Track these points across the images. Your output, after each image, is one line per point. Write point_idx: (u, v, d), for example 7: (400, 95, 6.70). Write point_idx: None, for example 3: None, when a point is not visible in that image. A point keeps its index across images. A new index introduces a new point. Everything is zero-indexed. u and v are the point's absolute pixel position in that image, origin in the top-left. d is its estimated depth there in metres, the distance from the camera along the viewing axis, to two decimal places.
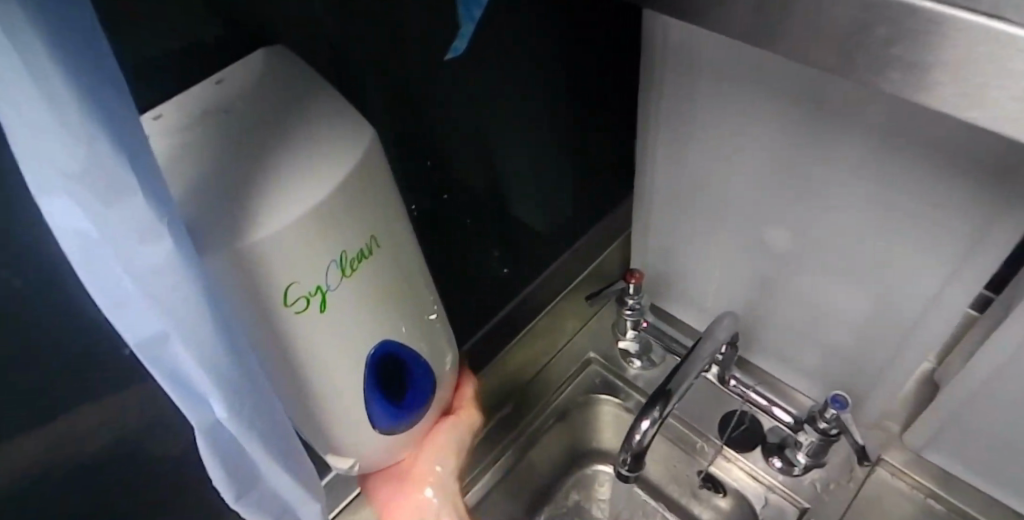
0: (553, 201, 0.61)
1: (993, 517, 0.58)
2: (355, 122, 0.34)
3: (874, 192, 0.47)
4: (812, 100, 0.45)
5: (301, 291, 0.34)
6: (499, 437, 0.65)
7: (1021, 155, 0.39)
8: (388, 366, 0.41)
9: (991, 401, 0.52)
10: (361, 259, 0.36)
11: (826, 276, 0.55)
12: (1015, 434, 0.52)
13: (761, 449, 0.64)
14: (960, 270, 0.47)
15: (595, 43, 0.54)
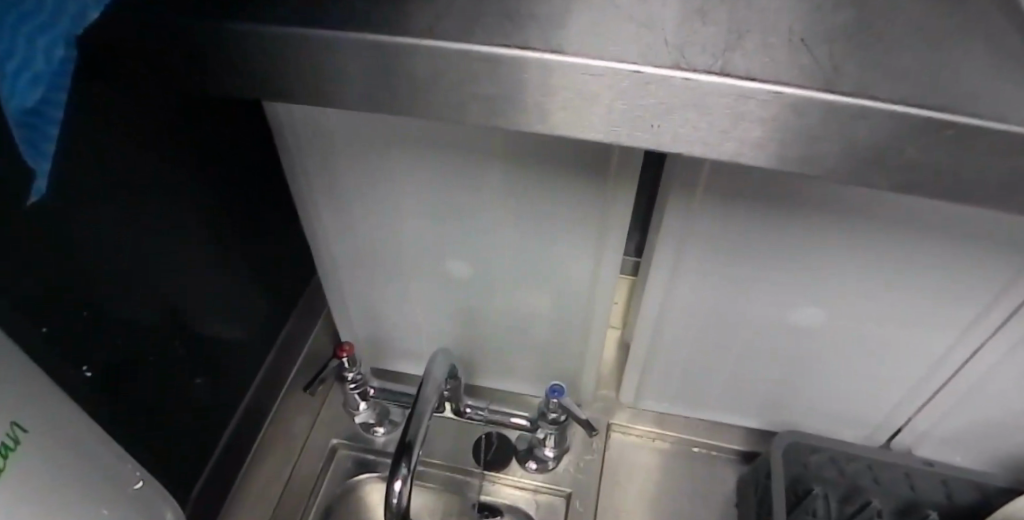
0: (229, 307, 0.57)
1: (701, 433, 0.70)
2: None
3: (521, 207, 0.53)
4: (445, 146, 0.49)
5: None
6: None
7: (610, 150, 0.47)
8: None
9: (666, 344, 0.62)
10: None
11: (510, 289, 0.61)
12: (690, 363, 0.64)
13: (516, 460, 0.67)
14: (604, 249, 0.55)
15: (220, 142, 0.52)
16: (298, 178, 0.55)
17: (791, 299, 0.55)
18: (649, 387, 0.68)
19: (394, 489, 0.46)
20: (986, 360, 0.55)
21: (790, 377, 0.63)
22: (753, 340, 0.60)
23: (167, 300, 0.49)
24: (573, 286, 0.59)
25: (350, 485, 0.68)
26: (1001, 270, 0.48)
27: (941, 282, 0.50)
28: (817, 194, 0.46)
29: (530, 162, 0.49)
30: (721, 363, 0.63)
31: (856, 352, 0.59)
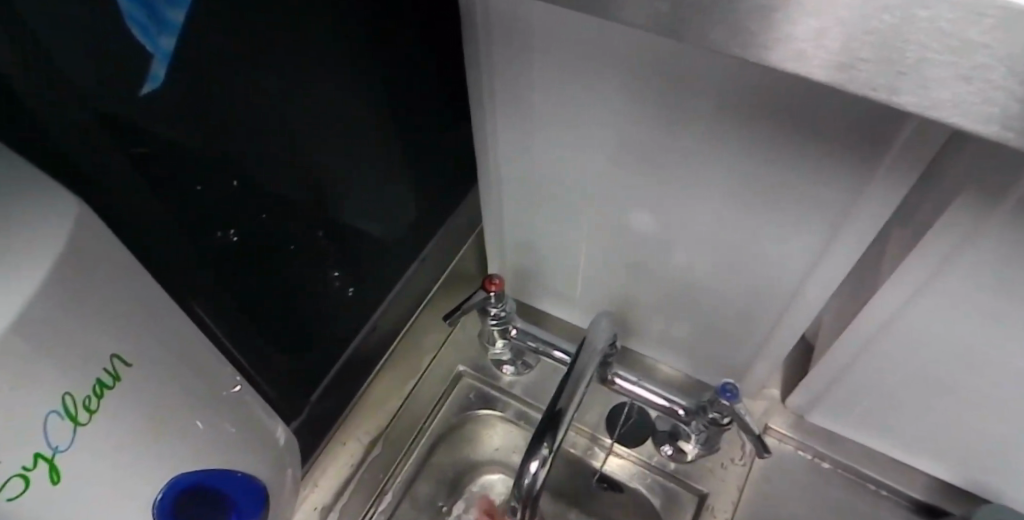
0: (371, 200, 0.52)
1: (875, 464, 0.59)
2: (52, 222, 0.24)
3: (738, 170, 0.42)
4: (657, 74, 0.39)
5: (7, 472, 0.23)
6: (375, 481, 0.58)
7: (891, 119, 0.34)
8: (192, 505, 0.33)
9: (868, 362, 0.51)
10: (101, 394, 0.27)
11: (693, 256, 0.51)
12: (887, 393, 0.52)
13: (652, 442, 0.60)
14: (835, 241, 0.43)
15: (387, 17, 0.45)
16: (477, 79, 0.47)
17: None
18: (828, 403, 0.57)
19: (529, 469, 0.41)
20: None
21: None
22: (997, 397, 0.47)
23: (302, 185, 0.45)
24: (774, 275, 0.48)
25: (471, 417, 0.63)
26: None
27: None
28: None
29: (775, 119, 0.38)
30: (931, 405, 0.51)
31: None
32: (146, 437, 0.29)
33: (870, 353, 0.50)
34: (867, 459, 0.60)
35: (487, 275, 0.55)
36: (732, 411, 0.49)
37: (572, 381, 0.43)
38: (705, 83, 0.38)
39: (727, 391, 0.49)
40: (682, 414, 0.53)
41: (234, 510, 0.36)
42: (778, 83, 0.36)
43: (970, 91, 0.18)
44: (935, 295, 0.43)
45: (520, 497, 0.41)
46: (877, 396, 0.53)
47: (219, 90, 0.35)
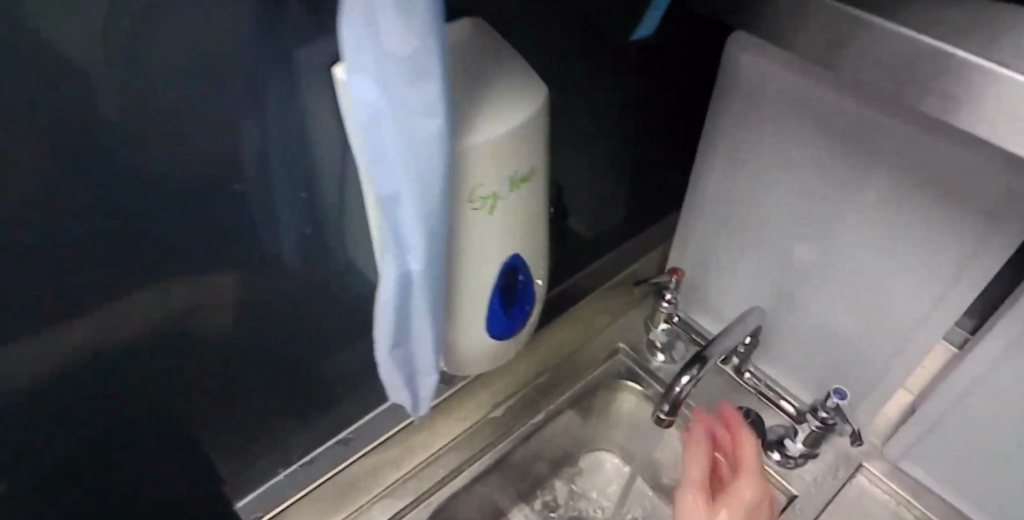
0: (614, 192, 0.71)
1: None
2: (537, 85, 0.41)
3: (893, 220, 0.57)
4: (850, 138, 0.56)
5: (484, 193, 0.41)
6: (534, 400, 0.75)
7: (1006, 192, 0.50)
8: (508, 279, 0.48)
9: (964, 411, 0.61)
10: (523, 180, 0.42)
11: (840, 294, 0.65)
12: (977, 446, 0.62)
13: (761, 443, 0.70)
14: (948, 292, 0.58)
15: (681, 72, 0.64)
16: (714, 121, 0.66)
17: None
18: (928, 446, 0.66)
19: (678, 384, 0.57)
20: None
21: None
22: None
23: (588, 164, 0.63)
24: (905, 308, 0.61)
25: (616, 383, 0.79)
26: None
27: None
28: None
29: (935, 170, 0.52)
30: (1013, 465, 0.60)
31: None
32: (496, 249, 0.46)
33: (966, 402, 0.61)
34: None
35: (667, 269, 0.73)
36: (838, 409, 0.63)
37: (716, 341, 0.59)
38: (887, 147, 0.54)
39: (837, 395, 0.63)
40: (795, 413, 0.68)
41: (520, 303, 0.50)
42: (941, 150, 0.51)
43: None
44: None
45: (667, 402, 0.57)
46: (968, 445, 0.63)
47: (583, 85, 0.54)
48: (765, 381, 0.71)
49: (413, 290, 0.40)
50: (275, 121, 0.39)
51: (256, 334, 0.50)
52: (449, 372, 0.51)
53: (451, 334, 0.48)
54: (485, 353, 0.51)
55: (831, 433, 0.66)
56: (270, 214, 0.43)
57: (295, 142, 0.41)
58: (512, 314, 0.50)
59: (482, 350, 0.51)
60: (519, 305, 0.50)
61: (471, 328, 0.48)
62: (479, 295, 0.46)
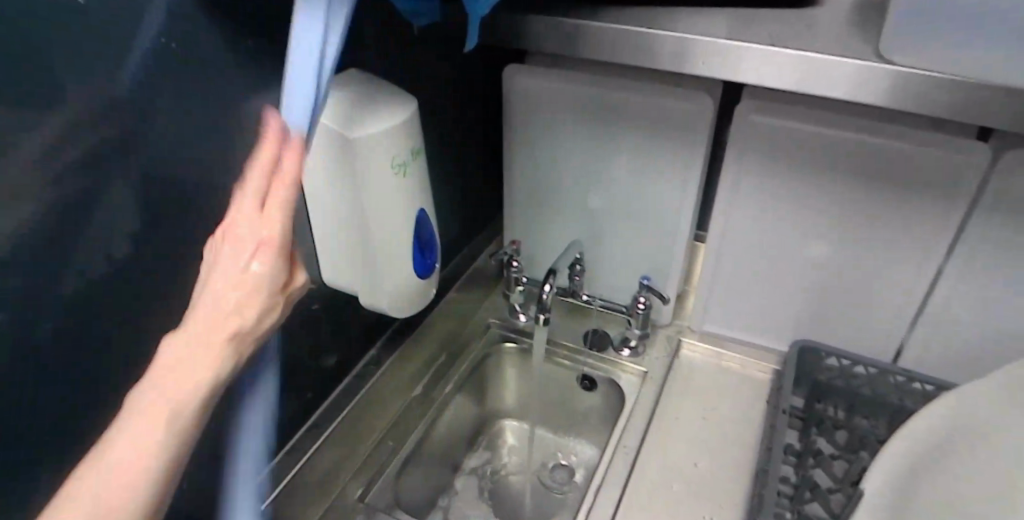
0: (459, 201, 0.93)
1: (752, 349, 0.97)
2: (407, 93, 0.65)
3: (641, 157, 0.88)
4: (601, 109, 0.86)
5: (398, 161, 0.64)
6: (441, 377, 0.92)
7: (693, 116, 0.83)
8: (421, 228, 0.70)
9: (721, 268, 0.94)
10: (417, 153, 0.66)
11: (628, 222, 0.94)
12: (738, 288, 0.94)
13: (613, 346, 0.98)
14: (686, 192, 0.89)
15: (479, 100, 0.89)
16: (513, 127, 0.91)
17: (823, 233, 0.85)
18: (713, 305, 0.97)
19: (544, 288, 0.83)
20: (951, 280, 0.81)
21: (822, 300, 0.90)
22: (794, 263, 0.89)
23: (440, 174, 0.85)
24: (664, 211, 0.91)
25: (497, 348, 0.99)
26: (944, 197, 0.77)
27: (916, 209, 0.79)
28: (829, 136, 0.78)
29: (652, 117, 0.84)
30: (759, 290, 0.93)
31: (857, 281, 0.86)
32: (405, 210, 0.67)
33: (719, 260, 0.93)
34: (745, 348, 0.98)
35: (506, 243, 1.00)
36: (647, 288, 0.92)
37: (562, 256, 0.88)
38: (621, 108, 0.85)
39: (644, 279, 0.93)
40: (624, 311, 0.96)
41: (429, 249, 0.72)
42: (653, 103, 0.83)
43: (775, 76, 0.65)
44: (747, 200, 0.87)
45: (545, 301, 0.83)
46: (733, 290, 0.95)
47: (424, 105, 0.78)
48: (597, 299, 0.99)
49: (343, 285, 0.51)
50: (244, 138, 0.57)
51: None
52: (396, 314, 0.73)
53: (392, 276, 0.69)
54: (415, 290, 0.72)
55: (650, 314, 0.95)
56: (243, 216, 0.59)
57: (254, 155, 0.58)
58: (428, 258, 0.72)
59: (414, 288, 0.72)
60: (431, 252, 0.73)
61: (404, 268, 0.69)
62: (406, 239, 0.68)
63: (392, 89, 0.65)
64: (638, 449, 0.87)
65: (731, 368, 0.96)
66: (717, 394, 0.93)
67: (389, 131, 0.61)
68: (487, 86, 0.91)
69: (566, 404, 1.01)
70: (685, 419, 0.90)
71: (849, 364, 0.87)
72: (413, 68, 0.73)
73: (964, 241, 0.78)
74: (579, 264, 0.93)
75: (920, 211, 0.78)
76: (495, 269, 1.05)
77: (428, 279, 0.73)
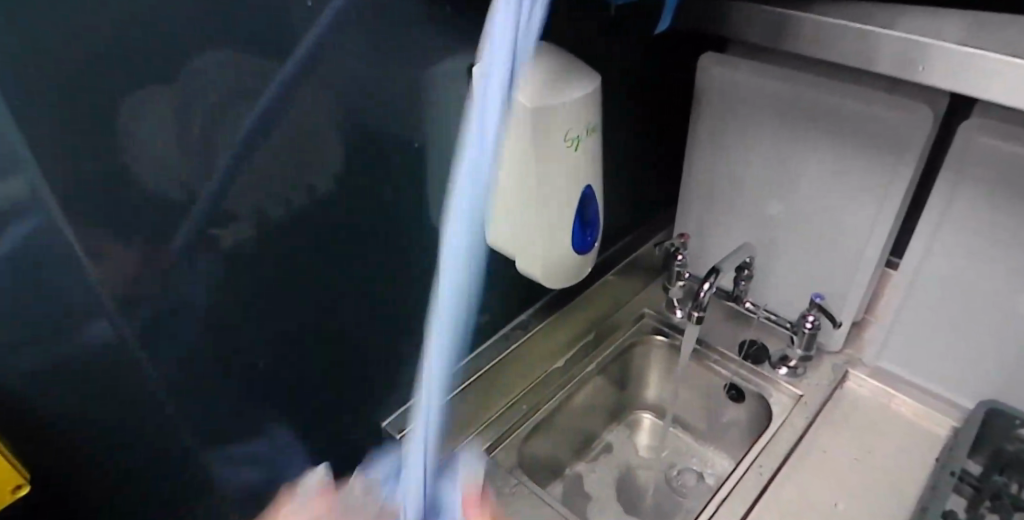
0: (633, 186, 0.92)
1: (930, 400, 0.87)
2: (592, 70, 0.67)
3: (836, 167, 0.81)
4: (799, 110, 0.81)
5: (572, 136, 0.65)
6: (585, 355, 0.94)
7: (903, 130, 0.75)
8: (586, 205, 0.71)
9: (911, 303, 0.84)
10: (592, 130, 0.67)
11: (811, 234, 0.87)
12: (927, 329, 0.84)
13: (769, 362, 0.92)
14: (882, 213, 0.80)
15: (671, 86, 0.88)
16: (702, 118, 0.89)
17: None
18: (892, 341, 0.88)
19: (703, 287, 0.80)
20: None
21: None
22: (1002, 312, 0.77)
23: (617, 155, 0.85)
24: (853, 229, 0.83)
25: (646, 339, 0.98)
26: None
27: None
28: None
29: (855, 125, 0.78)
30: (953, 334, 0.82)
31: None
32: (573, 185, 0.68)
33: (910, 294, 0.84)
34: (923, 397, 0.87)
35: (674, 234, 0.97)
36: (817, 308, 0.85)
37: (730, 258, 0.84)
38: (821, 112, 0.79)
39: (817, 297, 0.86)
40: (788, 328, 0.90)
41: (590, 227, 0.73)
42: (859, 110, 0.77)
43: (1002, 88, 0.57)
44: (953, 234, 0.77)
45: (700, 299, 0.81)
46: (921, 330, 0.85)
47: (612, 86, 0.78)
48: (762, 310, 0.94)
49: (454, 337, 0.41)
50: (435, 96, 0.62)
51: None
52: (547, 284, 0.75)
53: (549, 247, 0.71)
54: (570, 265, 0.74)
55: (817, 336, 0.88)
56: None
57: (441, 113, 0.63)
58: (588, 235, 0.73)
59: (569, 263, 0.73)
60: (591, 231, 0.73)
61: (562, 241, 0.71)
62: (569, 213, 0.69)
63: (579, 64, 0.66)
64: (774, 473, 0.82)
65: (900, 414, 0.87)
66: (876, 438, 0.84)
67: (567, 104, 0.63)
68: (681, 73, 0.89)
69: (708, 411, 0.98)
70: (833, 453, 0.83)
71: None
72: (607, 48, 0.74)
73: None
74: (746, 269, 0.89)
75: None
76: (661, 259, 1.03)
77: (585, 257, 0.74)
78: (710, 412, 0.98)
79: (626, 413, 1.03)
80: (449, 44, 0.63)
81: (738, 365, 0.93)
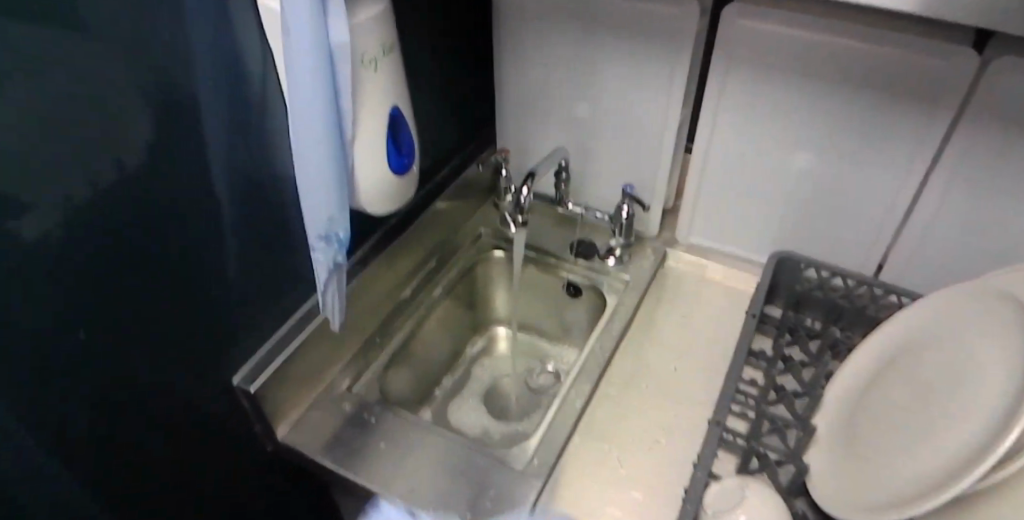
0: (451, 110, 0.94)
1: (735, 263, 0.99)
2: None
3: (627, 65, 0.88)
4: (584, 16, 0.86)
5: (370, 59, 0.65)
6: (429, 281, 0.97)
7: (674, 25, 0.82)
8: (396, 127, 0.72)
9: (708, 180, 0.94)
10: (390, 50, 0.68)
11: (615, 133, 0.94)
12: (724, 201, 0.95)
13: (599, 256, 1.00)
14: (670, 103, 0.88)
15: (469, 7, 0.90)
16: (502, 36, 0.92)
17: (803, 143, 0.85)
18: (699, 219, 0.98)
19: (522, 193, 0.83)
20: (936, 188, 0.80)
21: (806, 212, 0.90)
22: (780, 175, 0.89)
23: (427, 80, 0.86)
24: (651, 120, 0.91)
25: (487, 256, 1.03)
26: (925, 107, 0.76)
27: (899, 117, 0.78)
28: (817, 39, 0.76)
29: (636, 25, 0.84)
30: (745, 202, 0.93)
31: (840, 192, 0.86)
32: (378, 108, 0.69)
33: (705, 172, 0.93)
34: (731, 262, 0.99)
35: (497, 152, 1.02)
36: (630, 197, 0.92)
37: (545, 161, 0.89)
38: (603, 15, 0.85)
39: (629, 189, 0.94)
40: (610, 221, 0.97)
41: (403, 148, 0.74)
42: (637, 10, 0.83)
43: None
44: (731, 112, 0.87)
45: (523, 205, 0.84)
46: (719, 203, 0.95)
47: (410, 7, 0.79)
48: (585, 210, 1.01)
49: (350, 63, 0.63)
50: (205, 32, 0.60)
51: (208, 221, 0.66)
52: (374, 213, 0.76)
53: (367, 176, 0.71)
54: (394, 190, 0.75)
55: (634, 224, 0.96)
56: (205, 108, 0.62)
57: (214, 48, 0.61)
58: (405, 158, 0.75)
59: (391, 189, 0.74)
60: (408, 153, 0.75)
61: (381, 165, 0.72)
62: (381, 137, 0.70)
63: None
64: (616, 350, 0.90)
65: (714, 280, 0.98)
66: (697, 305, 0.95)
67: (359, 24, 0.63)
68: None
69: (553, 313, 1.05)
70: (665, 325, 0.93)
71: (828, 276, 0.89)
72: None
73: (951, 150, 0.77)
74: (565, 172, 0.94)
75: (901, 119, 0.78)
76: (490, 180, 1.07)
77: (405, 179, 0.76)
78: (556, 313, 1.05)
79: (481, 332, 1.09)
80: None
81: (572, 265, 1.00)
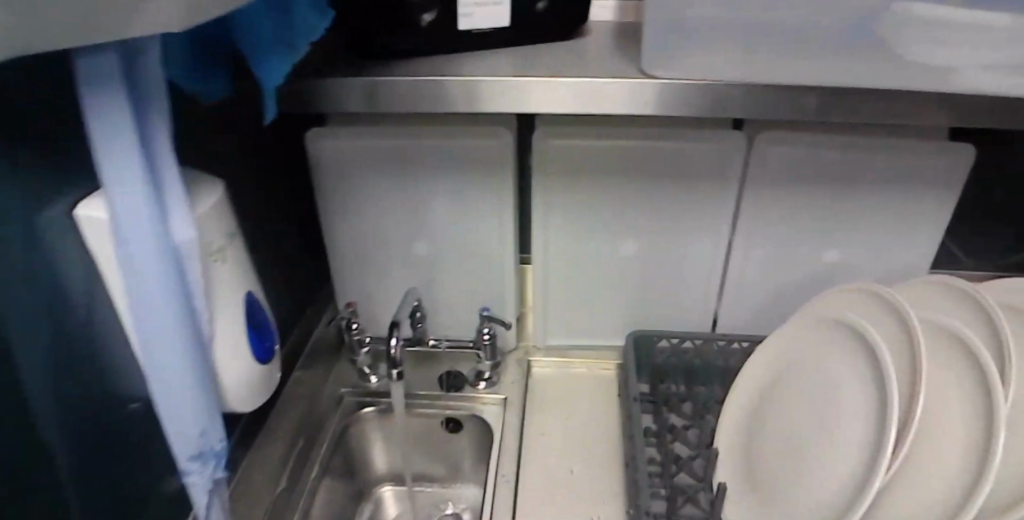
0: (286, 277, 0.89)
1: (593, 353, 1.04)
2: (209, 179, 0.62)
3: (455, 198, 0.91)
4: (404, 161, 0.88)
5: (215, 250, 0.60)
6: (304, 462, 0.88)
7: (491, 155, 0.88)
8: (253, 315, 0.68)
9: (551, 285, 1.00)
10: (233, 236, 0.63)
11: (456, 262, 0.97)
12: (569, 300, 1.01)
13: (469, 384, 0.99)
14: (502, 224, 0.93)
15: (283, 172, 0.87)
16: (325, 194, 0.91)
17: (625, 235, 0.94)
18: (551, 320, 1.03)
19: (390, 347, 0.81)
20: (741, 247, 0.93)
21: (642, 292, 0.99)
22: (613, 267, 0.97)
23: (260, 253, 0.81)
24: (487, 242, 0.95)
25: (355, 416, 0.97)
26: (717, 184, 0.89)
27: (699, 196, 0.90)
28: (620, 144, 0.86)
29: (456, 160, 0.88)
30: (588, 296, 1.00)
31: (665, 268, 0.96)
32: (231, 299, 0.63)
33: (546, 278, 0.99)
34: (589, 353, 1.05)
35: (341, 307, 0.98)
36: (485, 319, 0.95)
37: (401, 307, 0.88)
38: (423, 158, 0.88)
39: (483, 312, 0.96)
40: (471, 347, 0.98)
41: (263, 334, 0.69)
42: (454, 148, 0.87)
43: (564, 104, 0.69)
44: (560, 220, 0.94)
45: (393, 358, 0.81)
46: (565, 303, 1.01)
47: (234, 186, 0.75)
48: (443, 342, 1.00)
49: (197, 260, 0.58)
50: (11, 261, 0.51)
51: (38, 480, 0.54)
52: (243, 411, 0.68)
53: (231, 372, 0.64)
54: (262, 380, 0.68)
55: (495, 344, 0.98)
56: (23, 348, 0.52)
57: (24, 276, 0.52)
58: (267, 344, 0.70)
59: (258, 381, 0.68)
60: (267, 337, 0.70)
61: (244, 358, 0.65)
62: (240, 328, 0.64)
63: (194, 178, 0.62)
64: (518, 474, 0.88)
65: (580, 374, 1.02)
66: (575, 403, 0.98)
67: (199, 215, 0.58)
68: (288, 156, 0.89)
69: (437, 454, 1.01)
70: (555, 430, 0.94)
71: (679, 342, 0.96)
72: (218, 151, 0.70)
73: (744, 214, 0.91)
74: (418, 312, 0.94)
75: (701, 198, 0.90)
76: (337, 335, 1.02)
77: (269, 364, 0.70)
78: (439, 453, 1.01)
79: (365, 498, 1.00)
80: (30, 196, 0.53)
81: (445, 400, 0.98)
